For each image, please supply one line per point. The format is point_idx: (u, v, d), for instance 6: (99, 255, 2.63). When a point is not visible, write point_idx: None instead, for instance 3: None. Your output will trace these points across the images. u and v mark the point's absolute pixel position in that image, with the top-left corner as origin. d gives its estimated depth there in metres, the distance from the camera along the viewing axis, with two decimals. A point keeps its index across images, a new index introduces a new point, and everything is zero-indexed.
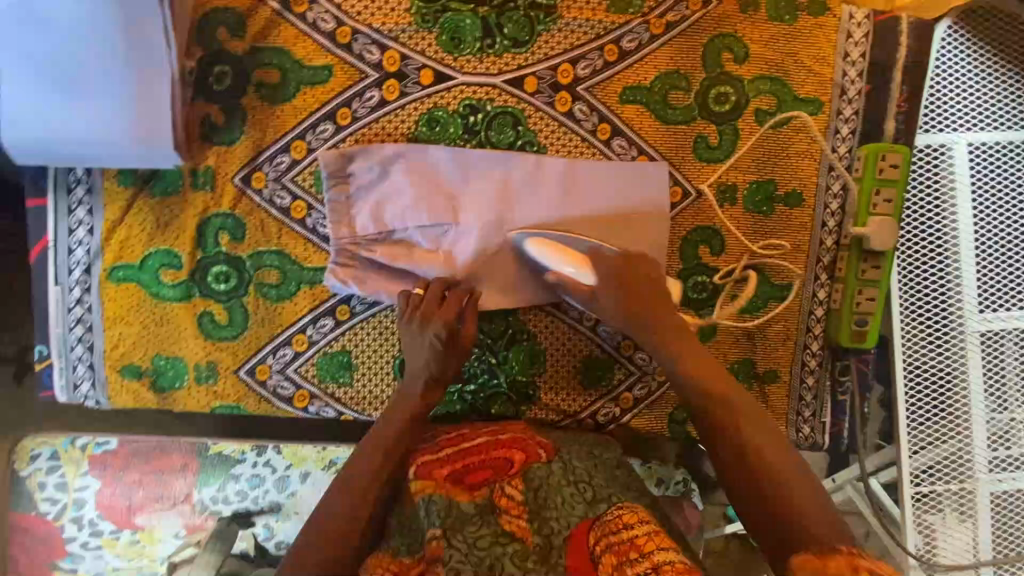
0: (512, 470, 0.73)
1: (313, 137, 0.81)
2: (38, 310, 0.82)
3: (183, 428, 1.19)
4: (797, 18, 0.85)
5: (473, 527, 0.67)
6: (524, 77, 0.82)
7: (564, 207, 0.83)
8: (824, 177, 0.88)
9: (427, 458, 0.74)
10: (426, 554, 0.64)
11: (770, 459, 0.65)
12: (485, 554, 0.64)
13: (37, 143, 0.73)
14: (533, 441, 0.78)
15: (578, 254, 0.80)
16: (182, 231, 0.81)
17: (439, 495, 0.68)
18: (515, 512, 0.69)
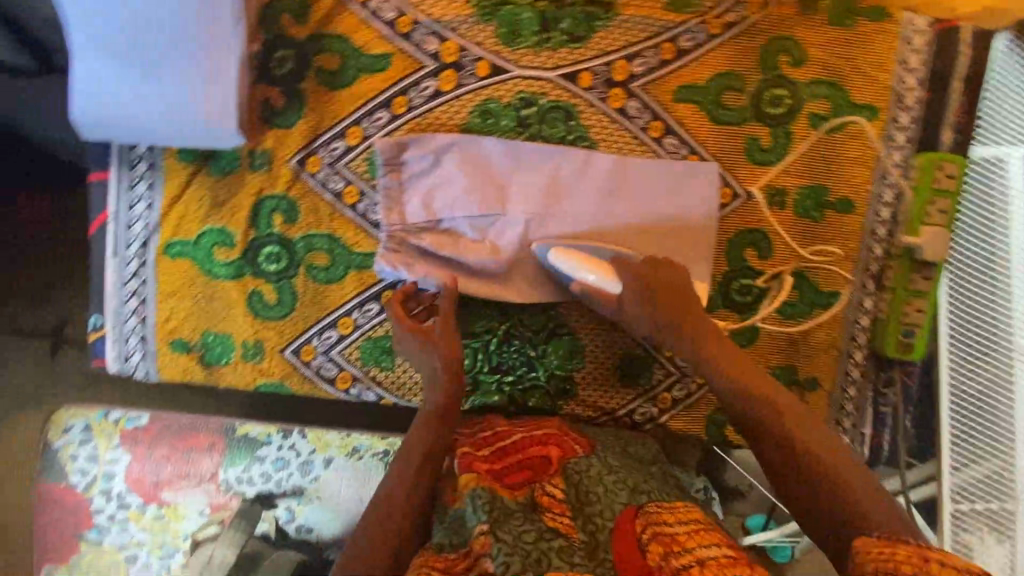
0: (550, 470, 0.74)
1: (369, 123, 0.82)
2: (94, 282, 0.84)
3: (216, 408, 1.27)
4: (856, 24, 0.84)
5: (517, 521, 0.64)
6: (579, 72, 0.82)
7: (608, 205, 0.84)
8: (876, 185, 0.87)
9: (467, 453, 0.75)
10: (474, 550, 0.61)
11: (822, 459, 0.62)
12: (533, 547, 0.61)
13: (110, 119, 0.75)
14: (569, 437, 0.81)
15: (603, 265, 0.80)
16: (237, 211, 0.83)
17: (483, 487, 0.67)
18: (558, 509, 0.67)
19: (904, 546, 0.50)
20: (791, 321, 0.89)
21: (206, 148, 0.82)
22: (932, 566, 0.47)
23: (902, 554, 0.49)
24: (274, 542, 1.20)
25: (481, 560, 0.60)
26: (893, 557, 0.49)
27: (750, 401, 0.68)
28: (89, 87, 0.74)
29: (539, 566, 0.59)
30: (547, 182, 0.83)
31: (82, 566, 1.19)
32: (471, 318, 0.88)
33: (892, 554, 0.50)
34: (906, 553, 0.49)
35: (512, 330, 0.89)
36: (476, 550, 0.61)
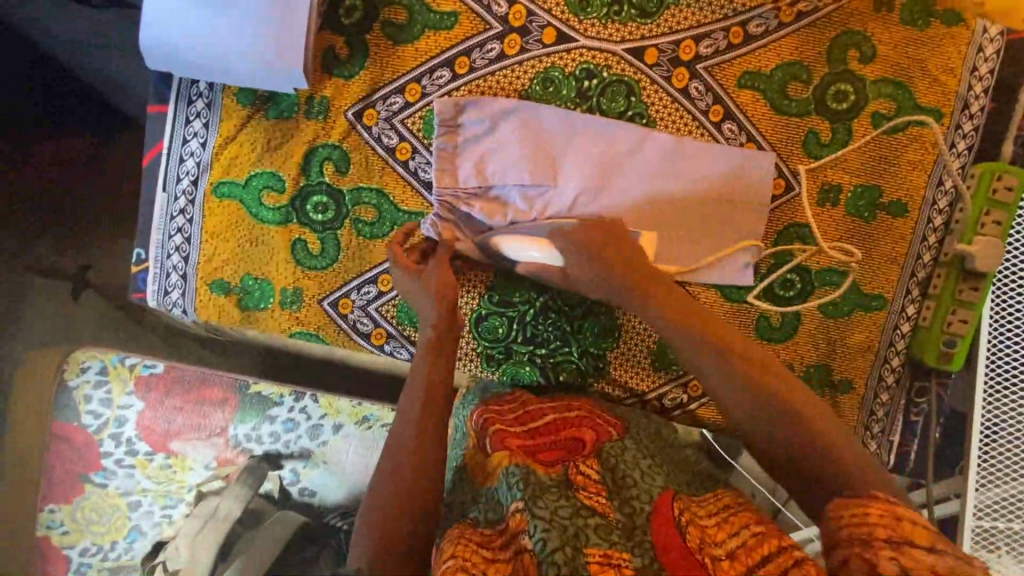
0: (584, 450, 0.73)
1: (429, 82, 0.82)
2: (144, 216, 0.85)
3: (225, 364, 1.32)
4: (930, 25, 0.82)
5: (552, 496, 0.62)
6: (645, 48, 0.81)
7: (651, 189, 0.83)
8: (931, 191, 0.86)
9: (501, 431, 0.75)
10: (511, 527, 0.62)
11: (800, 438, 0.61)
12: (569, 523, 0.59)
13: (180, 56, 0.76)
14: (600, 420, 0.79)
15: (536, 236, 0.79)
16: (290, 157, 0.83)
17: (517, 466, 0.66)
18: (593, 489, 0.65)
19: (874, 503, 0.52)
20: (831, 319, 0.88)
21: (265, 92, 0.82)
22: (902, 526, 0.50)
23: (875, 515, 0.51)
24: (277, 503, 1.21)
25: (518, 536, 0.61)
26: (866, 520, 0.51)
27: (724, 384, 0.67)
28: (164, 22, 0.75)
29: (578, 541, 0.57)
30: (593, 155, 0.82)
31: (85, 509, 1.20)
32: (509, 287, 0.88)
33: (866, 515, 0.52)
34: (879, 513, 0.51)
35: (550, 303, 0.88)
36: (513, 526, 0.62)
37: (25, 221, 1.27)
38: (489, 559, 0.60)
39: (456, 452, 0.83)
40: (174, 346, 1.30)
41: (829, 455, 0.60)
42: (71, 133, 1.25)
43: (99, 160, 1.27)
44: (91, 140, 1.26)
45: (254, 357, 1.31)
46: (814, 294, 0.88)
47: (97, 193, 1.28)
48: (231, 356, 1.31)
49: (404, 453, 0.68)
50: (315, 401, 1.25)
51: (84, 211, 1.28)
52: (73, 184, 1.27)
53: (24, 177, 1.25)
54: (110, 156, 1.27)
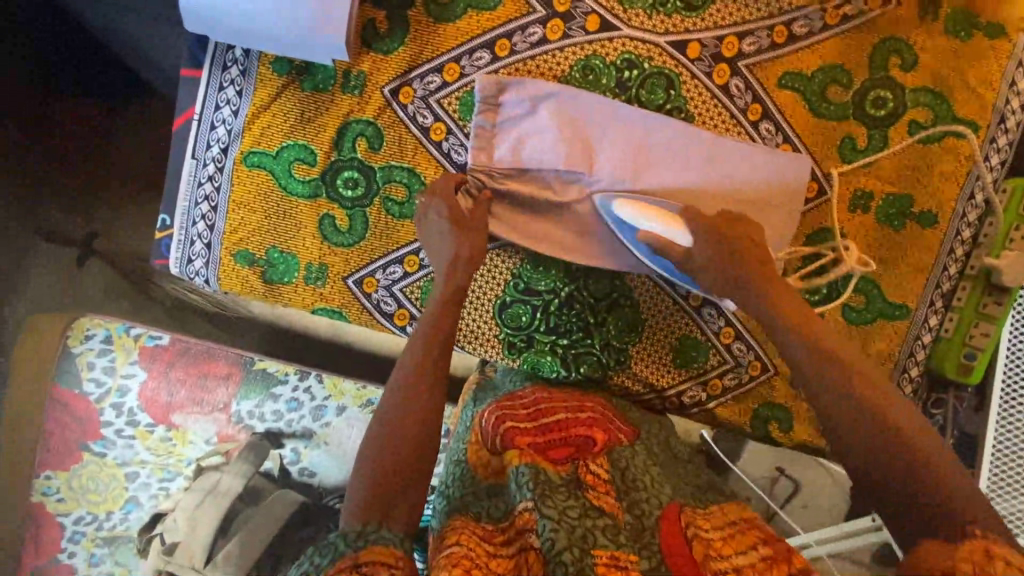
0: (594, 449, 0.71)
1: (468, 62, 0.81)
2: (170, 181, 0.85)
3: (226, 336, 1.30)
4: (973, 36, 0.82)
5: (561, 496, 0.62)
6: (688, 41, 0.81)
7: (683, 182, 0.82)
8: (961, 204, 0.85)
9: (512, 428, 0.73)
10: (516, 524, 0.62)
11: (890, 436, 0.57)
12: (577, 524, 0.59)
13: (219, 21, 0.75)
14: (612, 425, 0.77)
15: (668, 213, 0.78)
16: (323, 130, 0.82)
17: (527, 464, 0.65)
18: (602, 489, 0.65)
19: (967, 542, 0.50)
20: (854, 326, 0.88)
21: (301, 63, 0.81)
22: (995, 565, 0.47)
23: (966, 550, 0.49)
24: (277, 481, 1.20)
25: (524, 533, 0.61)
26: (954, 553, 0.49)
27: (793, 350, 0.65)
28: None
29: (585, 543, 0.58)
30: (627, 144, 0.81)
31: (82, 477, 1.19)
32: (536, 275, 0.87)
33: (956, 552, 0.49)
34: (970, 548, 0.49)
35: (575, 293, 0.87)
36: (520, 524, 0.62)
37: (30, 183, 1.23)
38: (492, 553, 0.60)
39: (457, 443, 0.80)
40: (177, 317, 1.28)
41: (902, 455, 0.55)
42: (84, 97, 1.22)
43: (111, 125, 1.24)
44: (104, 105, 1.23)
45: (262, 333, 1.29)
46: (840, 298, 0.87)
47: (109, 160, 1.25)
48: (235, 326, 1.29)
49: (402, 416, 0.67)
50: (320, 381, 1.24)
51: (95, 178, 1.25)
52: (84, 149, 1.24)
53: (30, 138, 1.22)
54: (127, 120, 1.24)
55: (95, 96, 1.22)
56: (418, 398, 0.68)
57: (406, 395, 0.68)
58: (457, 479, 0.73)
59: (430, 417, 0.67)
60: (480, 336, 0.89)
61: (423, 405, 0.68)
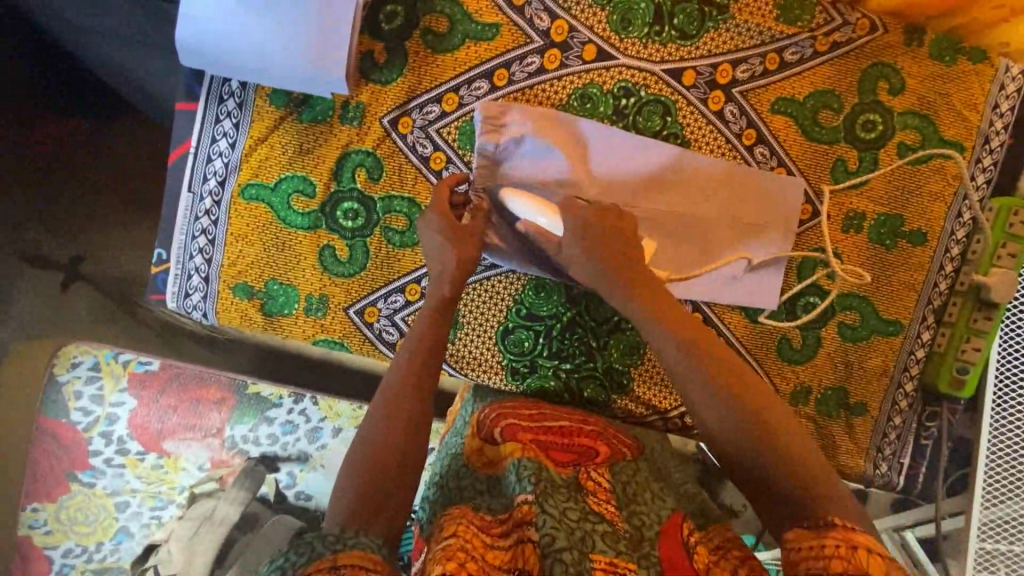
0: (597, 458, 0.73)
1: (467, 92, 0.81)
2: (167, 213, 0.84)
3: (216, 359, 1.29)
4: (956, 61, 0.84)
5: (562, 496, 0.62)
6: (683, 69, 0.82)
7: (684, 208, 0.83)
8: (950, 222, 0.87)
9: (512, 425, 0.76)
10: (516, 516, 0.61)
11: (769, 468, 0.59)
12: (577, 525, 0.59)
13: (222, 60, 0.75)
14: (617, 440, 0.78)
15: (546, 202, 0.77)
16: (322, 162, 0.82)
17: (529, 459, 0.66)
18: (603, 497, 0.65)
19: (832, 532, 0.52)
20: (850, 343, 0.90)
21: (300, 95, 0.81)
22: (857, 557, 0.49)
23: (832, 546, 0.51)
24: (272, 506, 1.17)
25: (522, 525, 0.60)
26: (823, 552, 0.51)
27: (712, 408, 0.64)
28: (208, 24, 0.74)
29: (584, 545, 0.57)
30: (625, 167, 0.82)
31: (69, 508, 1.16)
32: (538, 300, 0.88)
33: (822, 547, 0.51)
34: (832, 542, 0.51)
35: (577, 318, 0.88)
36: (518, 516, 0.61)
37: (27, 181, 1.21)
38: (489, 545, 0.58)
39: (455, 439, 0.80)
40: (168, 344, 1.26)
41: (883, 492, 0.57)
42: (65, 114, 1.18)
43: (98, 148, 1.21)
44: (84, 126, 1.20)
45: (251, 355, 1.27)
46: (833, 318, 0.89)
47: (103, 171, 1.22)
48: (228, 351, 1.28)
49: (390, 421, 0.66)
50: (316, 404, 1.22)
51: (91, 178, 1.22)
52: (76, 156, 1.21)
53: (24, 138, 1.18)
54: (114, 130, 1.21)
55: (77, 115, 1.19)
56: (404, 404, 0.67)
57: (391, 400, 0.67)
58: (452, 471, 0.74)
59: (417, 422, 0.67)
60: (483, 364, 0.88)
61: (407, 410, 0.67)
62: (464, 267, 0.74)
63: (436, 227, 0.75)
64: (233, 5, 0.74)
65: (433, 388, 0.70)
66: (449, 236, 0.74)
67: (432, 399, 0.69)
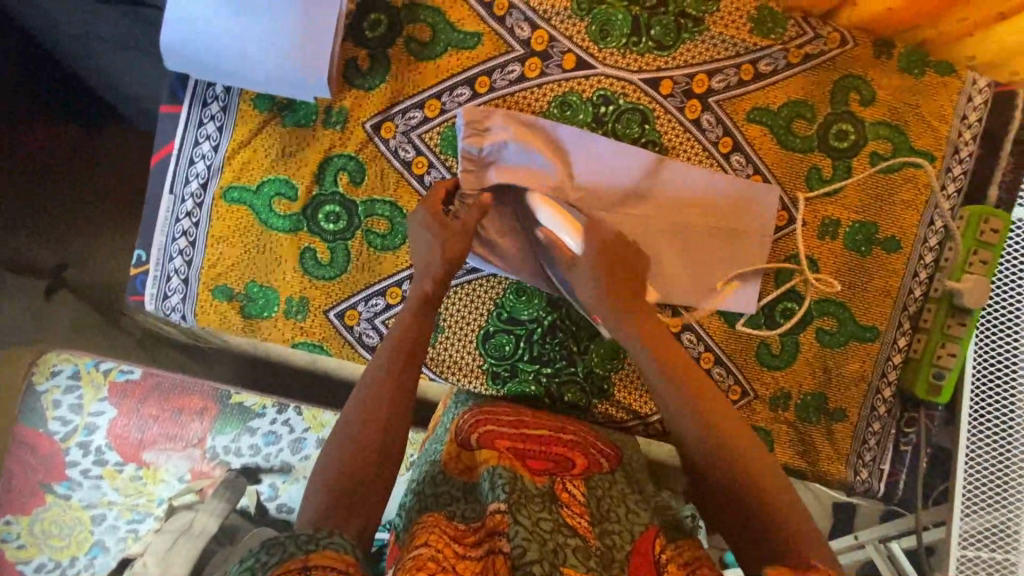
0: (573, 470, 0.73)
1: (449, 98, 0.83)
2: (149, 217, 0.84)
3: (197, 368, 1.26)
4: (925, 73, 0.87)
5: (535, 506, 0.62)
6: (661, 79, 0.84)
7: (663, 213, 0.84)
8: (923, 230, 0.89)
9: (491, 430, 0.76)
10: (488, 525, 0.61)
11: (751, 498, 0.60)
12: (549, 536, 0.58)
13: (214, 61, 0.76)
14: (595, 449, 0.79)
15: (573, 219, 0.78)
16: (304, 165, 0.82)
17: (504, 467, 0.67)
18: (576, 510, 0.65)
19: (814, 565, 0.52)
20: (828, 348, 0.90)
21: (284, 99, 0.82)
22: None
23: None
24: (253, 519, 1.15)
25: (494, 536, 0.59)
26: None
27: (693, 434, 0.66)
28: (201, 26, 0.75)
29: (555, 557, 0.56)
30: (604, 172, 0.83)
31: (43, 521, 1.14)
32: (519, 305, 0.88)
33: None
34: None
35: (558, 321, 0.88)
36: (491, 525, 0.60)
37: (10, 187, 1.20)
38: (460, 554, 0.57)
39: (435, 445, 0.80)
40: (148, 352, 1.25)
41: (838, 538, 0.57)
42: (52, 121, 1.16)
43: (81, 153, 1.21)
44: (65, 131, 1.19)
45: (232, 362, 1.24)
46: (811, 323, 0.90)
47: (88, 174, 1.22)
48: (208, 360, 1.24)
49: (366, 423, 0.65)
50: (299, 413, 1.20)
51: (80, 182, 1.22)
52: (65, 160, 1.21)
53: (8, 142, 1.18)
54: (98, 136, 1.21)
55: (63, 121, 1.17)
56: (381, 408, 0.66)
57: (369, 401, 0.67)
58: (428, 477, 0.73)
59: (393, 425, 0.66)
60: (464, 367, 0.88)
61: (384, 414, 0.66)
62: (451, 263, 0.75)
63: (427, 223, 0.76)
64: (223, 8, 0.75)
65: (411, 395, 0.69)
66: (433, 231, 0.76)
67: (409, 403, 0.69)
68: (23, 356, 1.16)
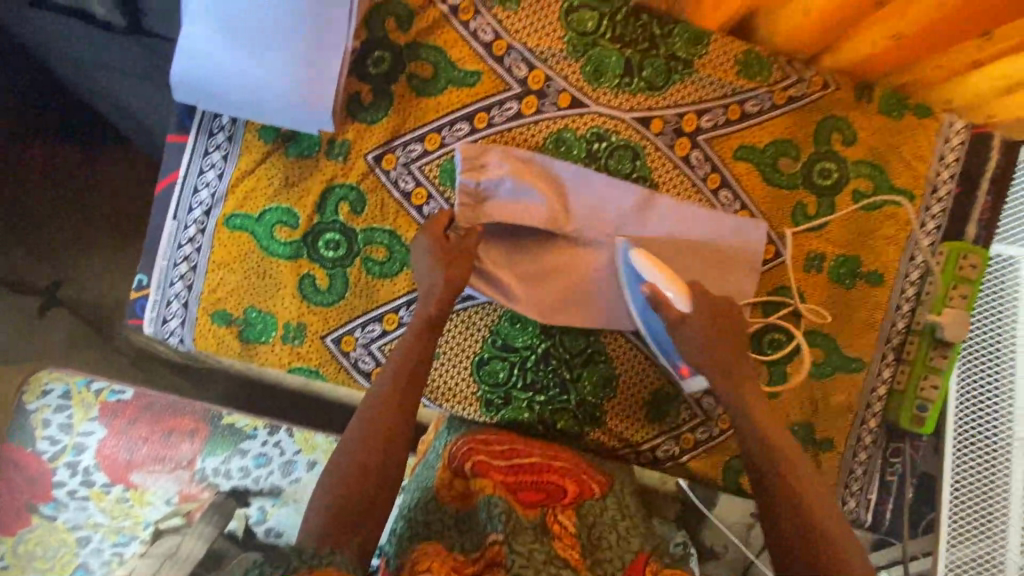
0: (564, 500, 0.74)
1: (448, 133, 0.86)
2: (151, 241, 0.85)
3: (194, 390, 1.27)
4: (903, 116, 0.91)
5: (527, 536, 0.65)
6: (652, 117, 0.88)
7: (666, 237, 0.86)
8: (904, 264, 0.93)
9: (482, 461, 0.76)
10: (486, 556, 0.63)
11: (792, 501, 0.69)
12: (543, 566, 0.62)
13: (225, 94, 0.79)
14: (585, 475, 0.80)
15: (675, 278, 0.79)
16: (306, 195, 0.85)
17: (499, 499, 0.68)
18: (568, 541, 0.67)
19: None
20: (815, 379, 0.93)
21: (288, 131, 0.85)
22: None
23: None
24: (240, 544, 1.13)
25: (493, 567, 0.62)
26: None
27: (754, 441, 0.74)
28: (211, 62, 0.78)
29: None
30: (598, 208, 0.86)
31: (27, 543, 1.12)
32: (513, 332, 0.90)
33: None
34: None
35: (551, 349, 0.90)
36: (489, 557, 0.62)
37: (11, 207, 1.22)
38: None
39: (426, 472, 0.80)
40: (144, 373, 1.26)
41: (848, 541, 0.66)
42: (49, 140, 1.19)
43: (83, 175, 1.23)
44: (67, 154, 1.21)
45: (229, 384, 1.26)
46: (799, 354, 0.93)
47: (87, 195, 1.23)
48: (206, 381, 1.26)
49: (368, 441, 0.68)
50: (290, 436, 1.20)
51: (79, 202, 1.23)
52: (66, 181, 1.22)
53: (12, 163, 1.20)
54: (99, 158, 1.23)
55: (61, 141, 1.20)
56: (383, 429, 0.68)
57: (373, 420, 0.69)
58: (419, 504, 0.73)
59: (393, 446, 0.68)
60: (458, 394, 0.90)
61: (387, 434, 0.68)
62: (451, 292, 0.77)
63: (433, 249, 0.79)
64: (229, 43, 0.78)
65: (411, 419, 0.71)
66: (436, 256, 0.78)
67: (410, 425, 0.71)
68: (14, 375, 1.16)
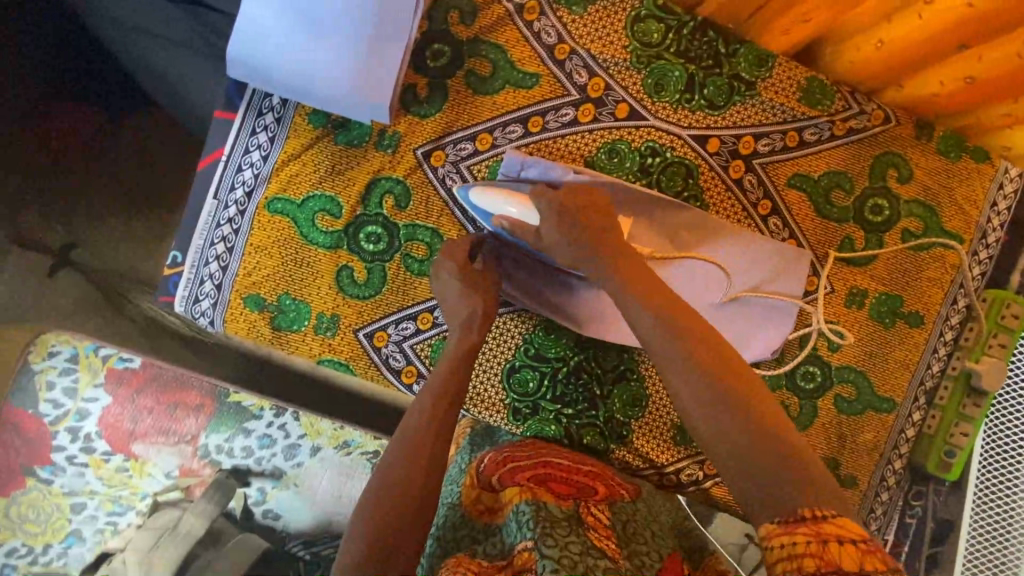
0: (596, 497, 0.75)
1: (501, 134, 0.84)
2: (187, 218, 0.84)
3: (193, 360, 1.24)
4: (960, 158, 0.89)
5: (562, 530, 0.65)
6: (708, 136, 0.86)
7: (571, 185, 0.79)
8: (945, 307, 0.91)
9: (511, 467, 0.76)
10: (515, 563, 0.64)
11: (752, 436, 0.56)
12: (579, 559, 0.62)
13: (279, 77, 0.76)
14: (614, 479, 0.80)
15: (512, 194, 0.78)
16: (351, 184, 0.83)
17: (529, 501, 0.69)
18: (604, 533, 0.69)
19: (802, 526, 0.50)
20: (845, 415, 0.92)
21: (337, 118, 0.83)
22: (830, 552, 0.48)
23: (803, 543, 0.49)
24: (239, 523, 1.12)
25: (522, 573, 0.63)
26: (796, 551, 0.49)
27: (694, 397, 0.59)
28: (268, 41, 0.75)
29: None
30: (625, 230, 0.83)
31: (22, 505, 1.10)
32: (547, 343, 0.88)
33: (794, 545, 0.50)
34: (805, 537, 0.50)
35: (584, 364, 0.88)
36: (518, 563, 0.64)
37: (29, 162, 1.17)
38: None
39: (451, 486, 0.79)
40: (147, 339, 1.22)
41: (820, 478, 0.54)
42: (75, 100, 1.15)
43: (112, 141, 1.20)
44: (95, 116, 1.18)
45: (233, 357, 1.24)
46: (831, 389, 0.92)
47: (115, 161, 1.20)
48: (208, 351, 1.24)
49: (407, 461, 0.67)
50: (296, 419, 1.15)
51: (104, 166, 1.20)
52: (94, 143, 1.19)
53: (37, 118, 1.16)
54: (131, 126, 1.20)
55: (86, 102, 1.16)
56: (425, 446, 0.68)
57: (412, 438, 0.69)
58: (449, 522, 0.74)
59: (434, 469, 0.68)
60: (486, 401, 0.88)
61: (428, 454, 0.68)
62: (489, 316, 0.77)
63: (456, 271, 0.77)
64: (290, 24, 0.76)
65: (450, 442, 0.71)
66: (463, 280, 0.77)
67: (448, 440, 0.71)
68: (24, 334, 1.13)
